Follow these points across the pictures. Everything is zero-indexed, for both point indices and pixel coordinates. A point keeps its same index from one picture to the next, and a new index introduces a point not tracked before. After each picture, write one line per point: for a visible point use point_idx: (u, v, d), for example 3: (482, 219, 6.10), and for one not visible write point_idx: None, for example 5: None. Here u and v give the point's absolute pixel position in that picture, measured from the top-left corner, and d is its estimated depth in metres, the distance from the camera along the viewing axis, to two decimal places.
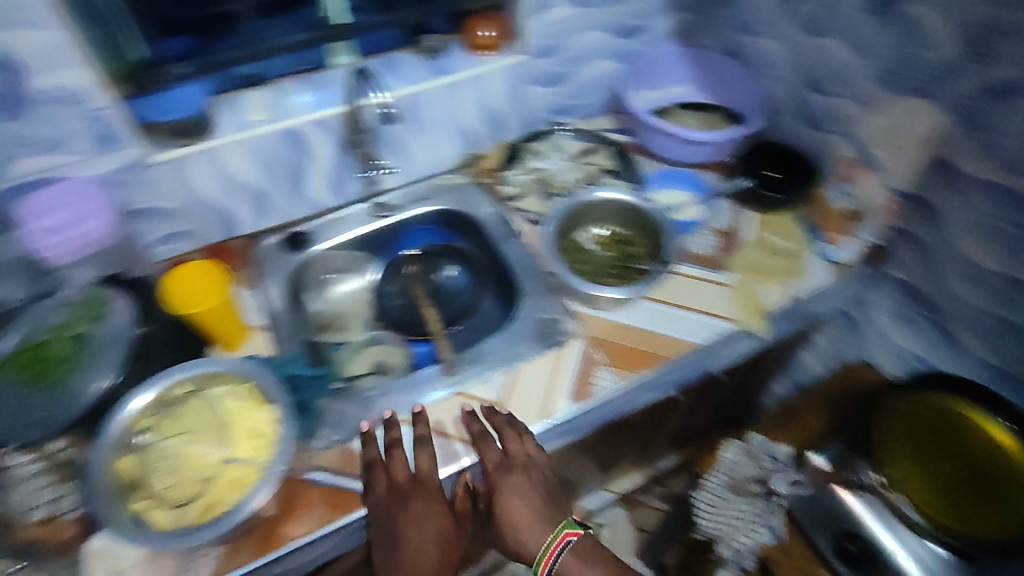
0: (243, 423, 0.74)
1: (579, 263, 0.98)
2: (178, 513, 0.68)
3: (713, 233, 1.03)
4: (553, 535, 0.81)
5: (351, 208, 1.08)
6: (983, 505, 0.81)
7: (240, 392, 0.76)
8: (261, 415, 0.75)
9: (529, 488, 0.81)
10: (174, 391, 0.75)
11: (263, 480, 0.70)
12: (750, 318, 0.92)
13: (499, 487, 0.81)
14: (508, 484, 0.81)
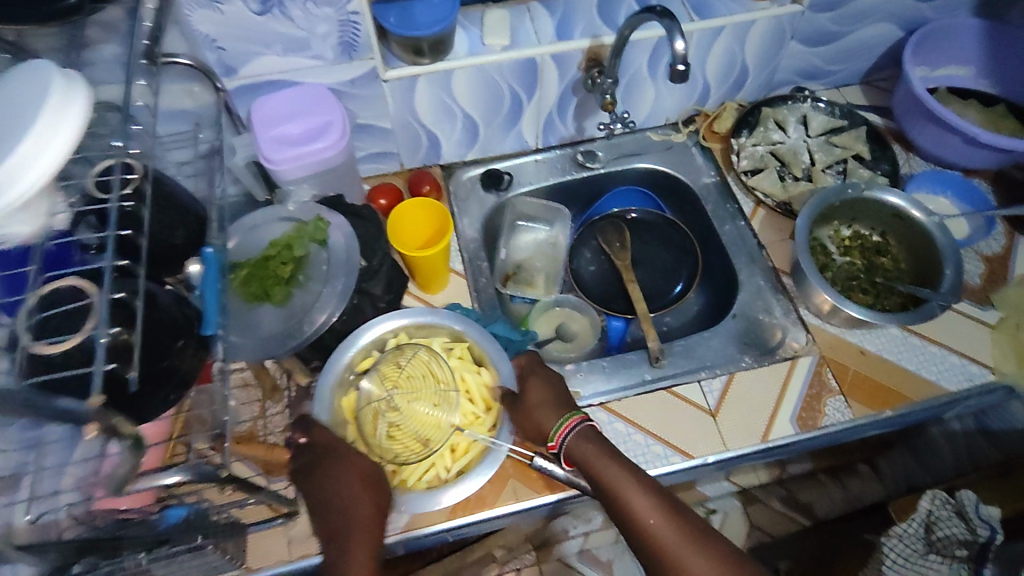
0: (466, 388, 0.70)
1: (822, 270, 0.85)
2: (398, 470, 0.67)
3: (980, 258, 0.88)
4: (559, 419, 0.65)
5: (558, 151, 0.98)
6: None
7: (457, 353, 0.72)
8: (481, 377, 0.71)
9: (553, 405, 0.67)
10: (390, 342, 0.72)
11: (494, 453, 0.67)
12: (1020, 373, 0.79)
13: (597, 471, 0.61)
14: (580, 435, 0.64)
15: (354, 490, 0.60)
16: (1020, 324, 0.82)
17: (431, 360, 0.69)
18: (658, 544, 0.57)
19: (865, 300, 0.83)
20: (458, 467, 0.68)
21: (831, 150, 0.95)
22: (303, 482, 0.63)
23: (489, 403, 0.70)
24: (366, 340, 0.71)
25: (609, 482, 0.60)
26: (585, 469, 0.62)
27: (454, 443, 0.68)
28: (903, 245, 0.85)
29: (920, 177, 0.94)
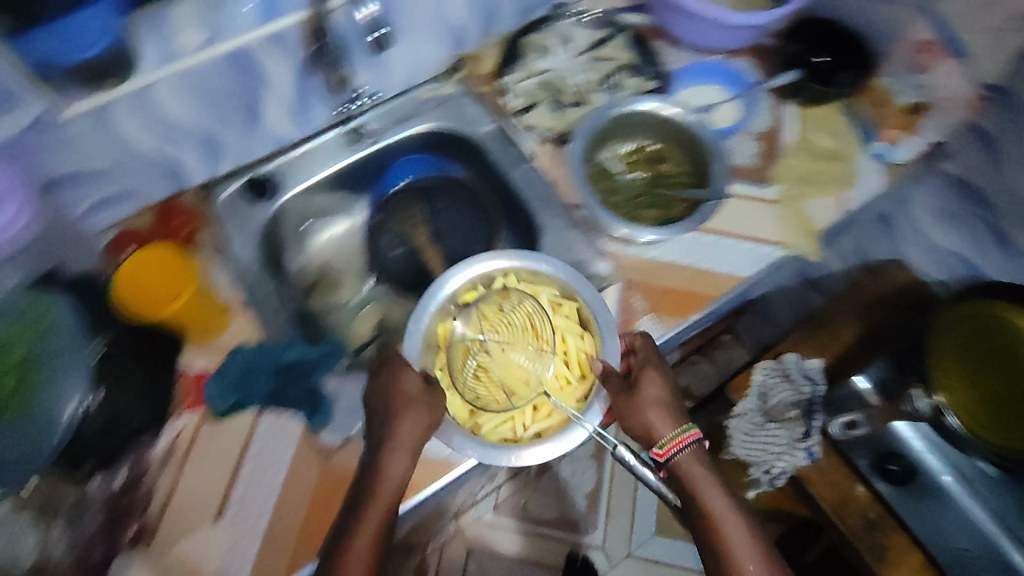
0: (567, 350, 0.74)
1: (609, 195, 0.84)
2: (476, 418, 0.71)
3: (754, 137, 0.90)
4: (677, 431, 0.71)
5: (324, 137, 0.89)
6: (1010, 417, 0.82)
7: (563, 314, 0.75)
8: (582, 343, 0.74)
9: (665, 406, 0.71)
10: (496, 283, 0.76)
11: (577, 420, 0.69)
12: (803, 241, 0.84)
13: (700, 492, 0.69)
14: (690, 455, 0.70)
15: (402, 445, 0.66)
16: (796, 193, 0.86)
17: (534, 321, 0.74)
18: (713, 518, 0.68)
19: (656, 215, 0.83)
20: (536, 424, 0.71)
21: (597, 65, 0.94)
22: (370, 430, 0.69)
23: (585, 372, 0.74)
24: (474, 275, 0.74)
25: (706, 502, 0.68)
26: (688, 486, 0.70)
27: (536, 403, 0.72)
28: (680, 148, 0.85)
29: (684, 73, 0.92)
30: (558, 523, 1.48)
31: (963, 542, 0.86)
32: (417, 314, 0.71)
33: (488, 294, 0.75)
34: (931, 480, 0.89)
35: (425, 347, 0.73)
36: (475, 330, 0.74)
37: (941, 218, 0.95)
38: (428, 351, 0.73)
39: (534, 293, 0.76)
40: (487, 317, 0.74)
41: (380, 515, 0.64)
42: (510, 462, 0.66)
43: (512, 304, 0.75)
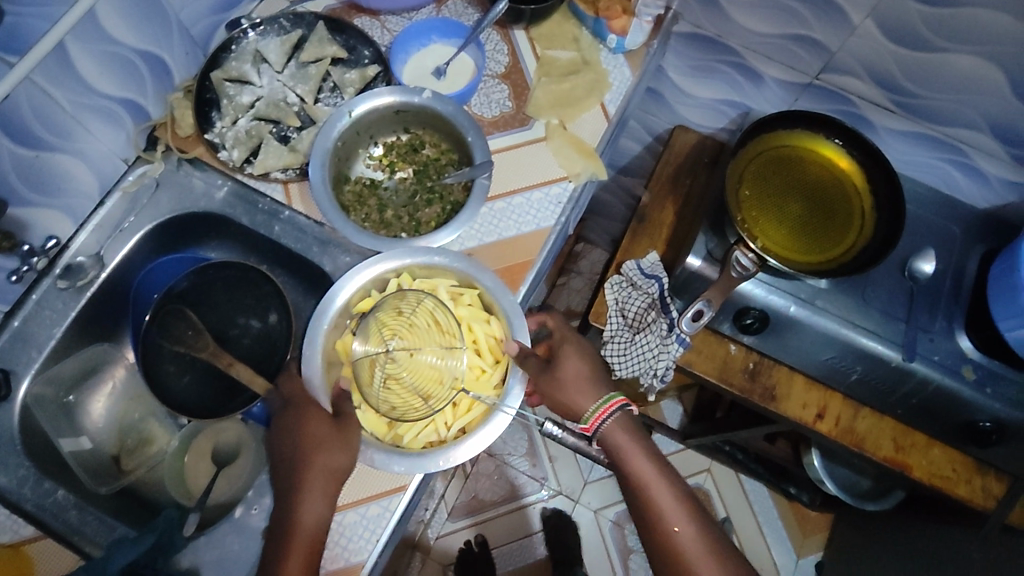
0: (476, 336, 0.62)
1: (382, 211, 0.74)
2: (396, 434, 0.59)
3: (498, 80, 0.85)
4: (601, 401, 0.70)
5: (38, 294, 0.72)
6: (817, 238, 0.87)
7: (466, 296, 0.64)
8: (489, 327, 0.62)
9: (587, 379, 0.70)
10: (390, 284, 0.64)
11: (500, 407, 0.59)
12: (588, 163, 0.81)
13: (626, 455, 0.69)
14: (620, 420, 0.70)
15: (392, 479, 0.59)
16: (560, 121, 0.83)
17: (433, 313, 0.61)
18: (671, 541, 0.65)
19: (438, 210, 0.75)
20: (460, 422, 0.60)
21: (306, 72, 0.81)
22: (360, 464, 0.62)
23: (500, 353, 0.62)
24: (365, 280, 0.63)
25: (636, 469, 0.68)
26: (615, 454, 0.70)
27: (456, 402, 0.60)
28: (431, 128, 0.76)
29: (400, 41, 0.82)
30: (512, 493, 1.48)
31: (827, 355, 0.90)
32: (306, 334, 0.59)
33: (389, 296, 0.62)
34: (782, 315, 0.89)
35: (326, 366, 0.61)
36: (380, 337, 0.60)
37: (695, 72, 1.00)
38: (331, 372, 0.62)
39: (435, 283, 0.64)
40: (391, 319, 0.61)
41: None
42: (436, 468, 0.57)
43: (416, 301, 0.61)
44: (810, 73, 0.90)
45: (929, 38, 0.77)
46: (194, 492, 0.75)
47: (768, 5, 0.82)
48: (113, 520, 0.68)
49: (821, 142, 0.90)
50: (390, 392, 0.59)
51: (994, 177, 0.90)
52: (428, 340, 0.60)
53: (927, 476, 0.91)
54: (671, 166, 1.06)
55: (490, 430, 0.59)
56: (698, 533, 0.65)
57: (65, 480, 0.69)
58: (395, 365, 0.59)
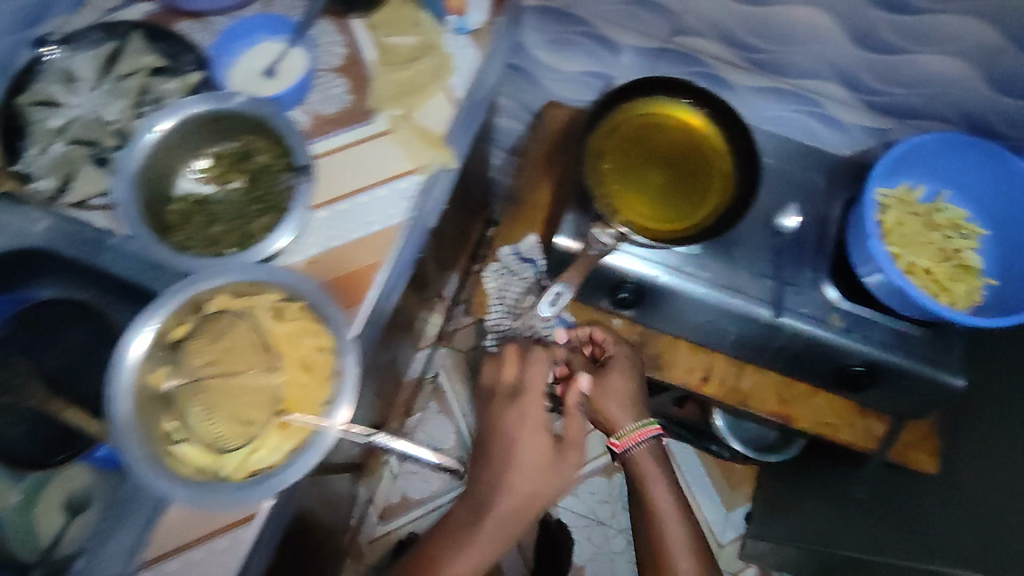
0: (300, 352, 0.61)
1: (211, 225, 0.70)
2: (219, 464, 0.58)
3: (336, 74, 0.80)
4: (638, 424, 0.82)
5: None
6: (679, 205, 0.86)
7: (287, 311, 0.62)
8: (316, 342, 0.61)
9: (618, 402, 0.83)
10: (207, 307, 0.61)
11: (325, 425, 0.59)
12: (435, 153, 0.78)
13: (646, 479, 0.83)
14: (646, 448, 0.83)
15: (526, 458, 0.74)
16: (405, 111, 0.79)
17: (245, 342, 0.61)
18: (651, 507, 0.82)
19: (270, 220, 0.71)
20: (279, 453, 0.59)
21: (123, 87, 0.76)
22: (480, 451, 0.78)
23: (324, 367, 0.61)
24: (177, 306, 0.60)
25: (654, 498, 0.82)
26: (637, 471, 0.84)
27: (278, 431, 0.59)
28: (256, 133, 0.72)
29: (223, 45, 0.78)
30: (442, 486, 1.47)
31: (705, 318, 0.90)
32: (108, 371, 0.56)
33: (205, 325, 0.60)
34: (653, 286, 0.88)
35: (142, 407, 0.57)
36: (195, 371, 0.59)
37: (554, 45, 0.97)
38: (148, 414, 0.58)
39: (250, 301, 0.62)
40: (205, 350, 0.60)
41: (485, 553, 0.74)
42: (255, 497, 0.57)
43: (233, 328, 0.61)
44: (659, 37, 0.88)
45: None
46: None
47: None
48: None
49: (678, 107, 0.89)
50: (210, 428, 0.58)
51: (854, 125, 0.89)
52: (244, 366, 0.60)
53: (810, 424, 0.94)
54: (544, 145, 1.05)
55: (313, 455, 0.58)
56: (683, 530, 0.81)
57: None
58: (213, 397, 0.59)
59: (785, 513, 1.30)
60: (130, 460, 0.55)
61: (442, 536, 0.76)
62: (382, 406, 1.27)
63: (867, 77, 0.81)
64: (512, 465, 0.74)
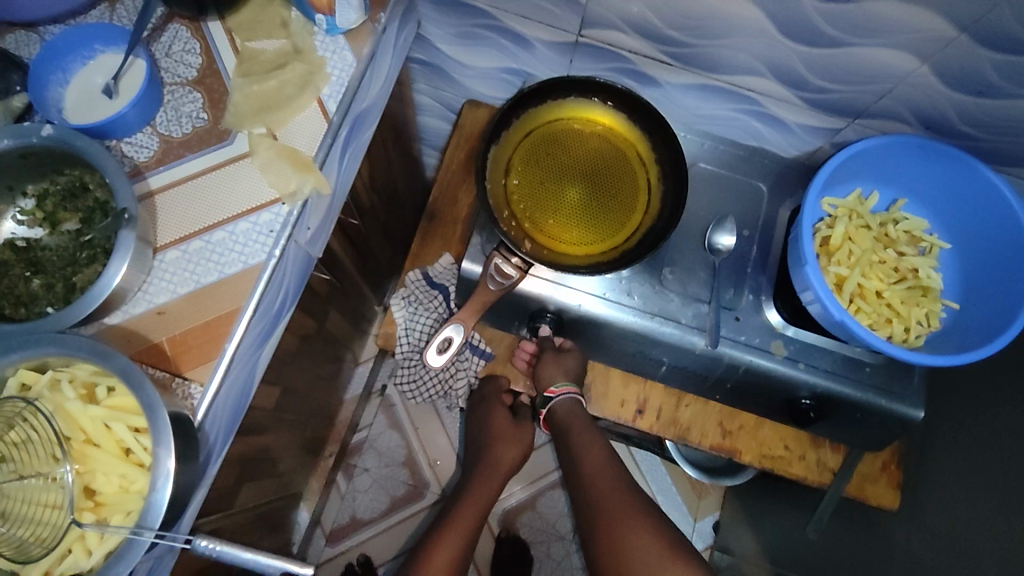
0: (113, 436, 0.52)
1: (34, 279, 0.61)
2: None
3: (190, 87, 0.70)
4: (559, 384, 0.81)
5: None
6: (599, 222, 0.76)
7: (100, 384, 0.53)
8: (135, 424, 0.52)
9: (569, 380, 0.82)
10: (7, 386, 0.52)
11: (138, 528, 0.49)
12: (304, 177, 0.68)
13: (572, 431, 0.83)
14: (566, 401, 0.82)
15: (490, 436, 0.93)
16: (267, 129, 0.70)
17: (42, 432, 0.50)
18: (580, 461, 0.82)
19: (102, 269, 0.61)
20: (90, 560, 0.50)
21: None
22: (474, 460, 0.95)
23: (142, 451, 0.52)
24: None
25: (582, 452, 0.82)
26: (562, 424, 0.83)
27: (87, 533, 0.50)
28: (84, 166, 0.62)
29: (41, 61, 0.66)
30: (393, 505, 1.40)
31: (634, 347, 0.80)
32: None
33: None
34: (576, 314, 0.78)
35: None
36: None
37: (461, 40, 0.86)
38: None
39: (55, 378, 0.52)
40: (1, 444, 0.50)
41: (462, 529, 0.84)
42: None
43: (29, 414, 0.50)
44: (571, 31, 0.77)
45: None
46: None
47: None
48: None
49: (590, 111, 0.79)
50: (3, 538, 0.49)
51: (795, 125, 0.80)
52: (46, 461, 0.50)
53: (757, 458, 0.84)
54: (463, 150, 0.94)
55: (123, 565, 0.49)
56: (606, 462, 0.81)
57: None
58: (8, 500, 0.50)
59: (749, 532, 1.22)
60: None
61: (428, 535, 0.86)
62: (317, 428, 1.20)
63: (805, 70, 0.70)
64: (497, 442, 0.93)
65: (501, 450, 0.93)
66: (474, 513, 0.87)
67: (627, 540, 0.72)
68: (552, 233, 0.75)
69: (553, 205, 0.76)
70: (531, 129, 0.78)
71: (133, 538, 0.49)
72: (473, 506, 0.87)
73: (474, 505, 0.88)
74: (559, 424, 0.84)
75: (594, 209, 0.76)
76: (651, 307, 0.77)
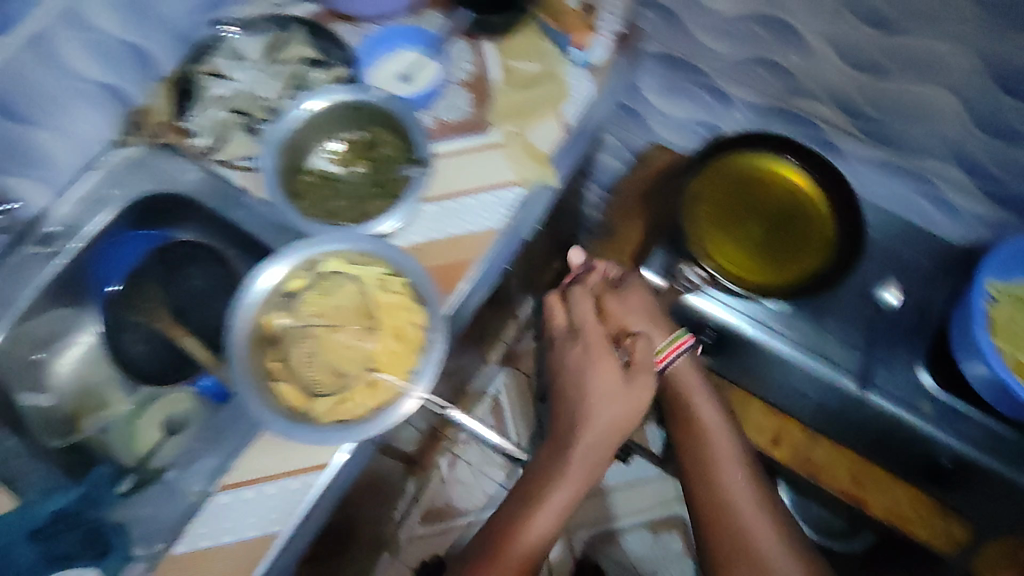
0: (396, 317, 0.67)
1: (331, 201, 0.78)
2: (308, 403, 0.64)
3: (462, 87, 0.88)
4: (672, 338, 0.83)
5: (13, 258, 0.77)
6: (773, 260, 0.86)
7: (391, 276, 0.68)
8: (413, 316, 0.67)
9: (652, 322, 0.84)
10: (323, 266, 0.67)
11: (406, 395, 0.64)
12: (539, 171, 0.83)
13: (700, 412, 0.83)
14: (687, 360, 0.85)
15: (597, 404, 0.75)
16: (518, 129, 0.85)
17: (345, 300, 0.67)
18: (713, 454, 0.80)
19: (383, 205, 0.78)
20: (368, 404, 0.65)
21: (280, 71, 0.85)
22: (556, 438, 0.76)
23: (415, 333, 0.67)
24: (299, 259, 0.66)
25: (699, 414, 0.83)
26: (682, 389, 0.85)
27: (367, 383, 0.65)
28: (388, 127, 0.80)
29: (366, 50, 0.87)
30: (484, 503, 1.48)
31: (783, 379, 0.89)
32: (232, 306, 0.63)
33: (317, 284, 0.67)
34: (737, 335, 0.88)
35: (256, 344, 0.65)
36: (300, 319, 0.66)
37: (669, 92, 1.00)
38: (259, 347, 0.65)
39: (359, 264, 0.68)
40: (313, 307, 0.67)
41: (578, 479, 0.73)
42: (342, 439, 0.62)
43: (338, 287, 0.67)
44: (776, 99, 0.90)
45: (883, 67, 0.77)
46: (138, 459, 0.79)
47: (729, 31, 0.84)
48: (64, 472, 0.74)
49: (779, 163, 0.89)
50: (305, 375, 0.65)
51: (967, 212, 0.88)
52: (347, 325, 0.67)
53: (885, 514, 0.88)
54: (645, 184, 1.07)
55: (388, 421, 0.63)
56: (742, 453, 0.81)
57: (30, 432, 0.76)
58: (315, 347, 0.66)
59: None
60: (238, 383, 0.63)
61: (525, 496, 0.73)
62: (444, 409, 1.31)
63: (991, 164, 0.79)
64: (590, 412, 0.75)
65: (605, 417, 0.75)
66: (613, 430, 0.75)
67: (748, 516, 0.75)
68: (731, 262, 0.86)
69: (733, 239, 0.87)
70: (722, 169, 0.90)
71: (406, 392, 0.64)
72: (596, 449, 0.75)
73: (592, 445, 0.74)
74: (675, 394, 0.85)
75: (770, 247, 0.87)
76: (807, 342, 0.87)
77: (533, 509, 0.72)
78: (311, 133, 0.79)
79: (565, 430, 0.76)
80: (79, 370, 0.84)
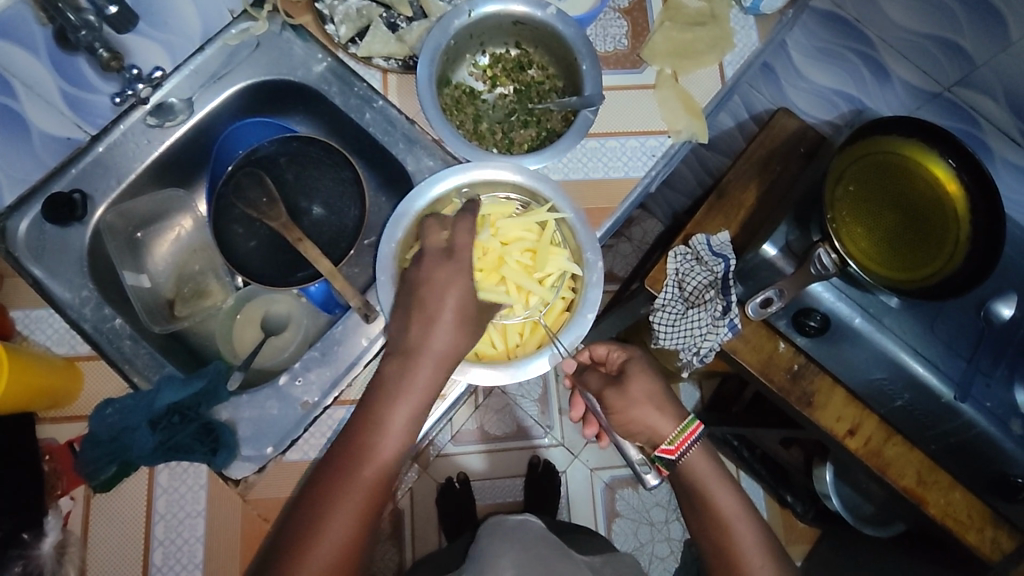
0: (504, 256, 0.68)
1: (476, 122, 0.76)
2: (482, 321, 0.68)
3: (619, 14, 0.81)
4: (681, 427, 0.70)
5: (124, 125, 0.72)
6: (904, 255, 0.82)
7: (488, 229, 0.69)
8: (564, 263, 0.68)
9: (658, 404, 0.70)
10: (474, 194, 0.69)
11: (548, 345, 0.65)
12: (691, 122, 0.77)
13: (707, 491, 0.68)
14: (698, 449, 0.70)
15: (396, 415, 0.60)
16: (673, 71, 0.79)
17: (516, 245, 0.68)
18: (723, 520, 0.67)
19: (531, 134, 0.76)
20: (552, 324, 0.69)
21: None
22: (366, 406, 0.61)
23: (569, 245, 0.69)
24: (464, 180, 0.68)
25: (719, 506, 0.67)
26: (693, 486, 0.69)
27: (539, 319, 0.68)
28: (541, 48, 0.76)
29: None
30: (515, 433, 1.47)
31: (878, 373, 0.90)
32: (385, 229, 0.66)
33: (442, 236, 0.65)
34: (845, 322, 0.90)
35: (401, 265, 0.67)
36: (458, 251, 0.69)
37: (819, 54, 0.93)
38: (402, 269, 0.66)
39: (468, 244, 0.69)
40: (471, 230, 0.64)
41: (396, 440, 0.60)
42: (508, 379, 0.64)
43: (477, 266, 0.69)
44: (941, 86, 0.84)
45: None
46: (237, 358, 0.78)
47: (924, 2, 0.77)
48: (169, 356, 0.73)
49: (933, 158, 0.84)
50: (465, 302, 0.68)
51: None
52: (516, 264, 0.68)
53: (941, 514, 0.88)
54: (766, 148, 1.00)
55: (534, 365, 0.64)
56: (741, 507, 0.68)
57: (135, 303, 0.74)
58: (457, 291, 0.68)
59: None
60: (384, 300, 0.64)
61: (308, 506, 0.57)
62: None
63: None
64: (402, 362, 0.61)
65: (390, 438, 0.60)
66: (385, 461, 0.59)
67: (751, 542, 0.66)
68: (857, 245, 0.82)
69: (866, 227, 0.83)
70: (865, 148, 0.85)
71: (586, 297, 0.67)
72: (402, 390, 0.60)
73: (373, 480, 0.59)
74: (687, 488, 0.69)
75: (901, 241, 0.83)
76: (912, 337, 0.89)
77: (327, 509, 0.57)
78: (464, 42, 0.74)
79: (368, 406, 0.61)
80: (181, 252, 0.81)
